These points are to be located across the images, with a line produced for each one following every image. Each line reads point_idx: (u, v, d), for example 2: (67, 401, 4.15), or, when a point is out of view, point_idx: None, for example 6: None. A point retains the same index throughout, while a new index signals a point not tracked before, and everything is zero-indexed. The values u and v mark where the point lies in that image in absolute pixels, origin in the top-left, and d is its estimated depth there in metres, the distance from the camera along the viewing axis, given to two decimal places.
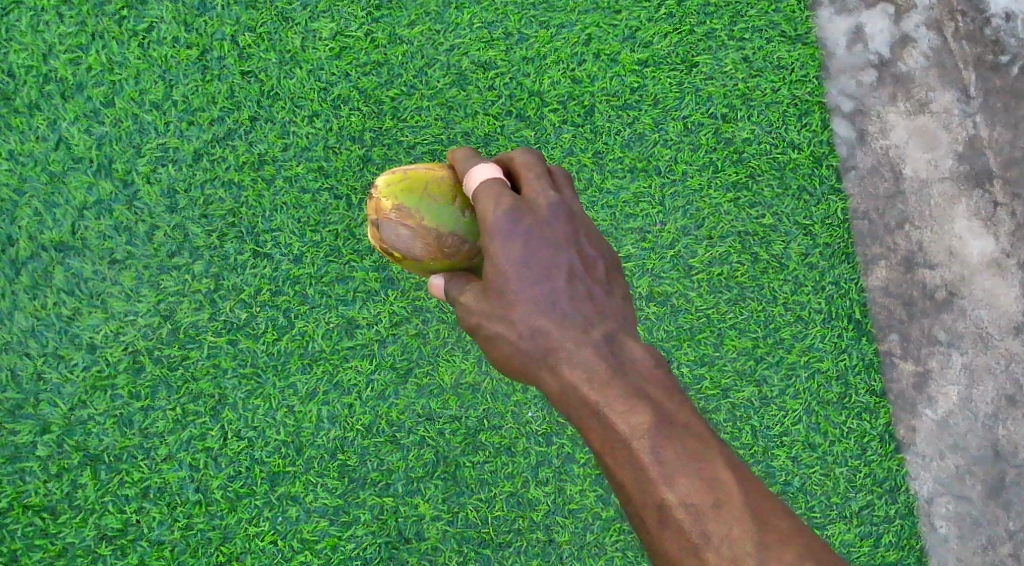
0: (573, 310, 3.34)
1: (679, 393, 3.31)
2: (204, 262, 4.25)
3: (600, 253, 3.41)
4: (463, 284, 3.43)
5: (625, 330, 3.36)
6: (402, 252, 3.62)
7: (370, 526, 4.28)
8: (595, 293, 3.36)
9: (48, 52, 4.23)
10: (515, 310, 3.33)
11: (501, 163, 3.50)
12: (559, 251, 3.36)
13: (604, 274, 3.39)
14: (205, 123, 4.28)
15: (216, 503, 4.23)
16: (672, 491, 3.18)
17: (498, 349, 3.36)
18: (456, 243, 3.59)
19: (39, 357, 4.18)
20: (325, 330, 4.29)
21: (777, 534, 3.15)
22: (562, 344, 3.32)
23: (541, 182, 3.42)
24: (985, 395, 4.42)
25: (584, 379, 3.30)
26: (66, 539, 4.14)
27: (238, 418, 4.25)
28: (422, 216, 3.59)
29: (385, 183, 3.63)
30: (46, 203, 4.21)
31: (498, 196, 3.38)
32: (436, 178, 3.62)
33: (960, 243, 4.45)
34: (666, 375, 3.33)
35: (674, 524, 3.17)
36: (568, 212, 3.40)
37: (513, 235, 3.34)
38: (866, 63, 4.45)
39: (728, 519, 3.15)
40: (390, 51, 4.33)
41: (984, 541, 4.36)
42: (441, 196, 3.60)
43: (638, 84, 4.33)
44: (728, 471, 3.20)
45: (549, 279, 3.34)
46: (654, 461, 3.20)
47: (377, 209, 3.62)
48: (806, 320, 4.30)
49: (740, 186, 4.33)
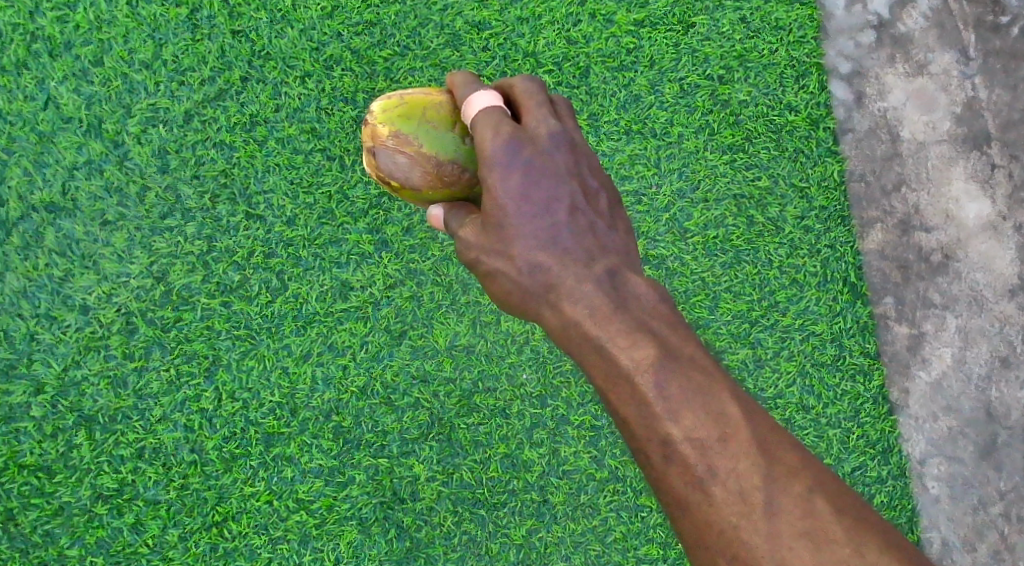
0: (575, 244, 3.33)
1: (683, 327, 3.30)
2: (197, 223, 4.26)
3: (602, 186, 3.41)
4: (463, 217, 3.43)
5: (627, 264, 3.35)
6: (401, 180, 3.60)
7: (366, 487, 4.30)
8: (597, 227, 3.36)
9: (36, 10, 4.22)
10: (515, 245, 3.31)
11: (502, 90, 3.47)
12: (561, 183, 3.34)
13: (606, 207, 3.39)
14: (195, 83, 4.27)
15: (211, 463, 4.24)
16: (677, 426, 3.17)
17: (498, 285, 3.35)
18: (455, 171, 3.57)
19: (31, 317, 4.19)
20: (319, 292, 4.29)
21: (785, 466, 3.14)
22: (564, 279, 3.31)
23: (542, 111, 3.40)
24: (979, 357, 4.41)
25: (586, 314, 3.29)
26: (62, 498, 4.16)
27: (232, 379, 4.26)
28: (420, 143, 3.56)
29: (381, 109, 3.60)
30: (36, 163, 4.20)
31: (498, 126, 3.35)
32: (434, 103, 3.59)
33: (956, 206, 4.42)
34: (670, 310, 3.32)
35: (679, 459, 3.16)
36: (569, 142, 3.39)
37: (512, 167, 3.31)
38: (865, 24, 4.41)
39: (734, 452, 3.14)
40: (383, 11, 4.31)
41: (975, 502, 4.36)
42: (440, 122, 3.57)
43: (634, 45, 4.29)
44: (735, 403, 3.18)
45: (550, 212, 3.32)
46: (658, 395, 3.19)
47: (373, 135, 3.60)
48: (801, 283, 4.28)
49: (736, 148, 4.30)
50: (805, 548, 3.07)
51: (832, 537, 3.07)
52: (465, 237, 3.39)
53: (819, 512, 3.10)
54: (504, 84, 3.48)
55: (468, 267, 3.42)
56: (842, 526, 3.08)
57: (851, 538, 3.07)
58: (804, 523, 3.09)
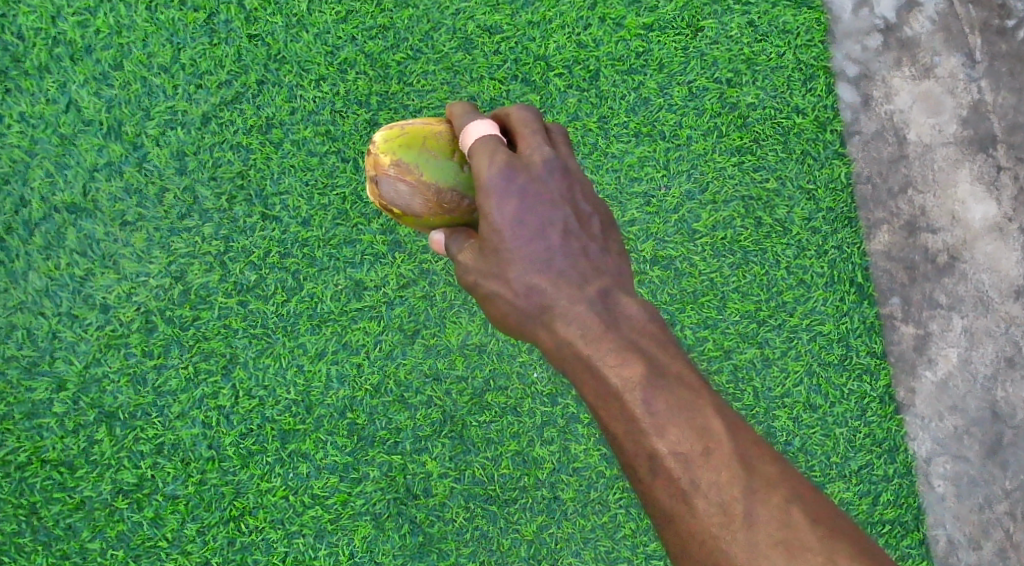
0: (568, 267, 3.40)
1: (673, 346, 3.39)
2: (214, 224, 4.34)
3: (596, 209, 3.47)
4: (463, 241, 3.49)
5: (620, 285, 3.42)
6: (402, 209, 3.65)
7: (380, 482, 4.38)
8: (590, 250, 3.43)
9: (58, 15, 4.31)
10: (511, 269, 3.40)
11: (499, 119, 3.55)
12: (555, 208, 3.42)
13: (599, 230, 3.46)
14: (213, 86, 4.35)
15: (228, 459, 4.33)
16: (662, 441, 3.27)
17: (496, 307, 3.43)
18: (455, 198, 3.62)
19: (53, 315, 4.29)
20: (333, 292, 4.38)
21: (765, 479, 3.24)
22: (557, 301, 3.39)
23: (536, 138, 3.47)
24: (985, 357, 4.45)
25: (578, 334, 3.37)
26: (83, 493, 4.26)
27: (249, 377, 4.35)
28: (421, 171, 3.62)
29: (383, 139, 3.67)
30: (58, 164, 4.30)
31: (493, 153, 3.44)
32: (434, 133, 3.65)
33: (962, 207, 4.47)
34: (660, 329, 3.41)
35: (664, 473, 3.26)
36: (563, 167, 3.46)
37: (508, 194, 3.40)
38: (871, 27, 4.45)
39: (716, 466, 3.24)
40: (396, 15, 4.38)
41: (980, 500, 4.42)
42: (440, 151, 3.62)
43: (643, 48, 4.35)
44: (719, 419, 3.29)
45: (544, 236, 3.40)
46: (645, 412, 3.29)
47: (376, 165, 3.66)
48: (808, 283, 4.34)
49: (745, 150, 4.36)
50: (781, 558, 3.17)
51: (808, 547, 3.17)
52: (466, 260, 3.46)
53: (797, 524, 3.20)
54: (500, 113, 3.56)
55: (468, 290, 3.50)
56: (818, 536, 3.19)
57: (826, 547, 3.18)
58: (782, 533, 3.19)
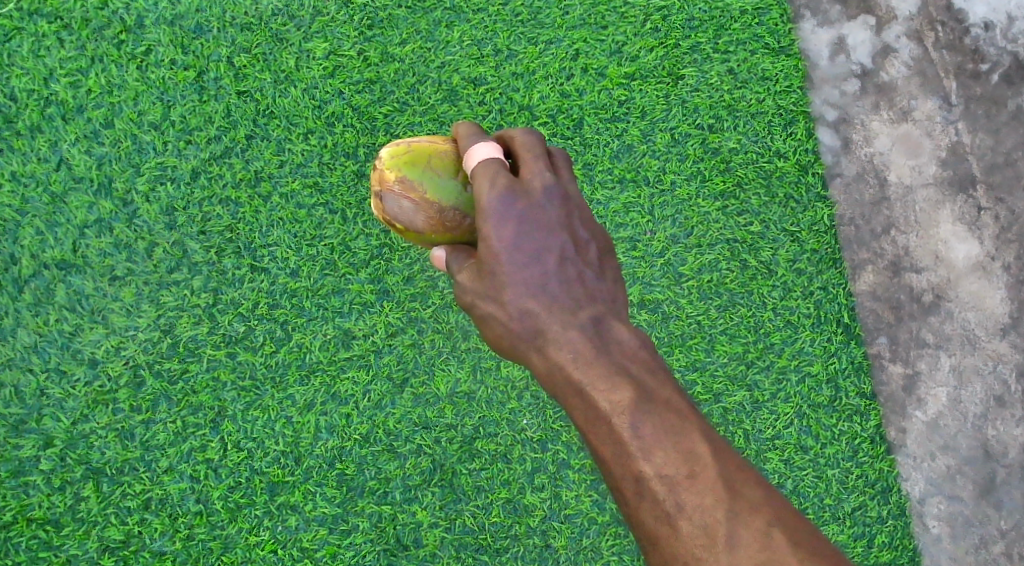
0: (563, 293, 3.38)
1: (664, 373, 3.36)
2: (202, 277, 4.36)
3: (593, 236, 3.44)
4: (463, 261, 3.49)
5: (614, 313, 3.40)
6: (405, 224, 3.69)
7: (369, 534, 4.37)
8: (586, 276, 3.41)
9: (50, 76, 4.34)
10: (506, 292, 3.38)
11: (503, 141, 3.54)
12: (552, 234, 3.39)
13: (596, 257, 3.43)
14: (202, 141, 4.39)
15: (216, 514, 4.31)
16: (649, 464, 3.23)
17: (490, 329, 3.41)
18: (456, 218, 3.66)
19: (42, 372, 4.27)
20: (322, 342, 4.39)
21: (748, 502, 3.19)
22: (551, 325, 3.37)
23: (538, 163, 3.44)
24: (974, 395, 4.46)
25: (570, 359, 3.35)
26: (69, 551, 4.22)
27: (237, 429, 4.34)
28: (424, 189, 3.66)
29: (389, 155, 3.71)
30: (48, 222, 4.31)
31: (494, 177, 3.41)
32: (439, 152, 3.69)
33: (945, 247, 4.50)
34: (651, 356, 3.38)
35: (650, 496, 3.22)
36: (563, 195, 3.43)
37: (507, 217, 3.38)
38: (849, 73, 4.53)
39: (701, 490, 3.20)
40: (382, 69, 4.45)
41: (976, 540, 4.39)
42: (445, 171, 3.66)
43: (626, 96, 4.44)
44: (706, 445, 3.25)
45: (540, 262, 3.38)
46: (633, 435, 3.25)
47: (381, 180, 3.70)
48: (795, 324, 4.38)
49: (727, 194, 4.43)
50: None
51: None
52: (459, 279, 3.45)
53: (778, 547, 3.15)
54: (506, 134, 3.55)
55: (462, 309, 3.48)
56: (798, 558, 3.14)
57: None
58: (763, 555, 3.14)
